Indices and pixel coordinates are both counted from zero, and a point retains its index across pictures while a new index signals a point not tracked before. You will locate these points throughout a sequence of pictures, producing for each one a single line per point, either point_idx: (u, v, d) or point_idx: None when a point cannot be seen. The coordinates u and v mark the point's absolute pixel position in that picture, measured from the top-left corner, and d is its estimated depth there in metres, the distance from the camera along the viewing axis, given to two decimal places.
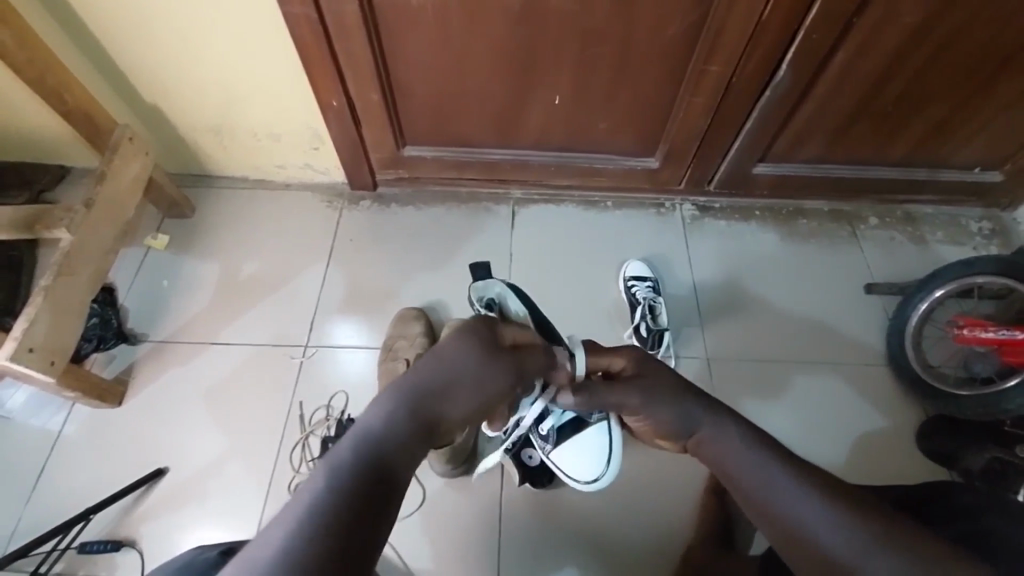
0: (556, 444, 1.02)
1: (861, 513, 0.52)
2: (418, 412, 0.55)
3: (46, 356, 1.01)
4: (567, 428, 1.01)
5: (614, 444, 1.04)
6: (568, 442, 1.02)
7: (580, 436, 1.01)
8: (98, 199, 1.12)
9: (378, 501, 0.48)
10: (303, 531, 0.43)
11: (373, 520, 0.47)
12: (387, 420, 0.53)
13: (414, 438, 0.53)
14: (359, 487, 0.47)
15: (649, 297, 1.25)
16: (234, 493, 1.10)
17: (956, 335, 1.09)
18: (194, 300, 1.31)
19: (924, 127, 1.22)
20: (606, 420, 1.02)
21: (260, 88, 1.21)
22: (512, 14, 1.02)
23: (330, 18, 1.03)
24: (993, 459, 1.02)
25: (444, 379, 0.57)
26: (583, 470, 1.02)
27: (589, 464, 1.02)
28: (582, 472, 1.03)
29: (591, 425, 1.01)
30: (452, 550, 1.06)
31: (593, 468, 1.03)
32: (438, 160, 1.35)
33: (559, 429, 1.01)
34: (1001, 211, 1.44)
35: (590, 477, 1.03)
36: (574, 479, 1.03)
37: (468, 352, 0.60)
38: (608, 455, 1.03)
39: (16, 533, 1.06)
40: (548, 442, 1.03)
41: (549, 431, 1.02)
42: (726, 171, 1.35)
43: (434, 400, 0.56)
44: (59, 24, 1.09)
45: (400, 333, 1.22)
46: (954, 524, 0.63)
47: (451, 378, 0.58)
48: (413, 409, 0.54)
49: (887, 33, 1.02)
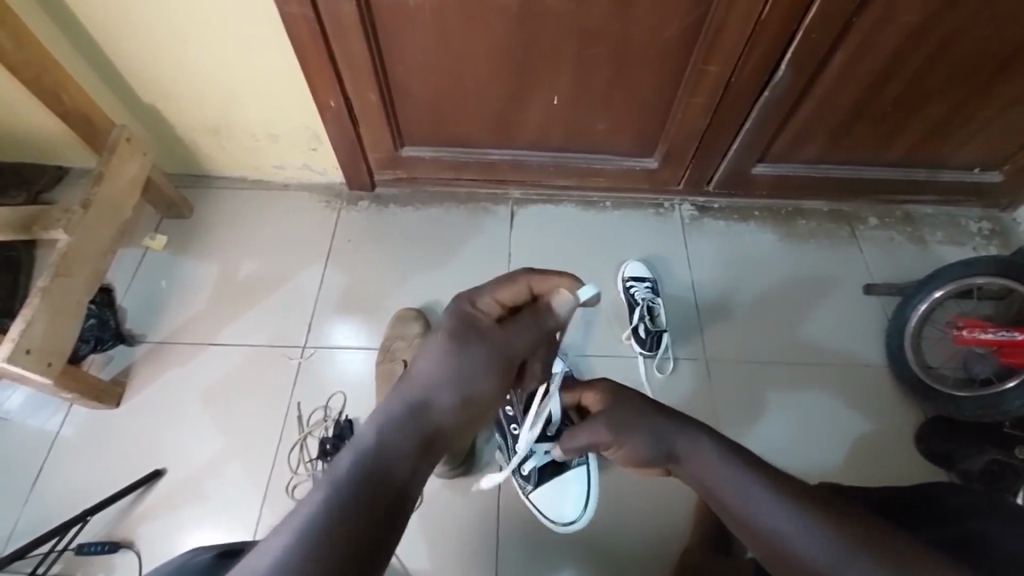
0: (537, 484, 1.05)
1: (858, 516, 0.52)
2: (419, 421, 0.52)
3: (43, 357, 1.01)
4: (547, 471, 1.05)
5: (593, 489, 1.06)
6: (548, 483, 1.05)
7: (560, 478, 1.05)
8: (96, 199, 1.12)
9: (388, 511, 0.46)
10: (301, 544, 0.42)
11: (380, 530, 0.45)
12: (377, 436, 0.50)
13: (416, 446, 0.51)
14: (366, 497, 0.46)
15: (648, 297, 1.26)
16: (232, 494, 1.10)
17: (956, 335, 1.09)
18: (193, 300, 1.31)
19: (924, 126, 1.22)
20: (585, 465, 1.07)
21: (259, 88, 1.21)
22: (509, 14, 1.02)
23: (327, 18, 1.03)
24: (992, 461, 1.04)
25: (441, 385, 0.54)
26: (565, 512, 1.05)
27: (567, 505, 1.05)
28: (561, 514, 1.05)
29: (571, 469, 1.06)
30: (449, 553, 1.05)
31: (570, 510, 1.05)
32: (436, 160, 1.34)
33: (540, 471, 1.05)
34: (1001, 211, 1.44)
35: (567, 519, 1.05)
36: (555, 522, 1.05)
37: (446, 345, 0.57)
38: (587, 497, 1.06)
39: (15, 533, 1.07)
40: (529, 482, 1.06)
41: (530, 471, 1.05)
42: (725, 171, 1.34)
43: (434, 407, 0.53)
44: (55, 23, 1.09)
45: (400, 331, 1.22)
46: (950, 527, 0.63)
47: (440, 378, 0.55)
48: (407, 416, 0.52)
49: (886, 33, 1.02)
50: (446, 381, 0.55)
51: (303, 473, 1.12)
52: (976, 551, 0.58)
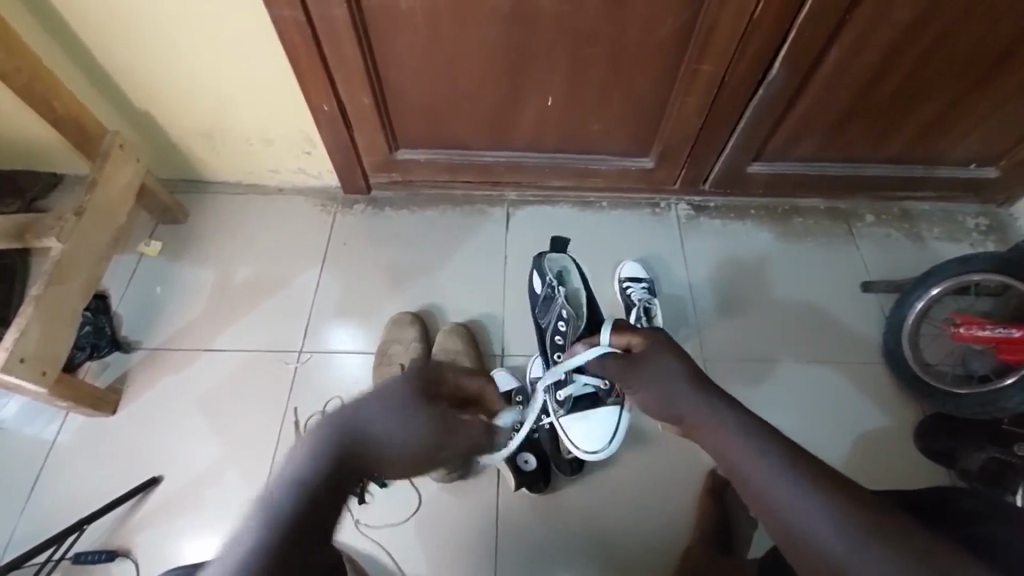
0: (570, 411, 1.04)
1: (853, 521, 0.52)
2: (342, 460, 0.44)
3: (37, 366, 1.00)
4: (584, 399, 1.04)
5: (622, 427, 1.05)
6: (582, 413, 1.04)
7: (594, 410, 1.04)
8: (89, 207, 1.11)
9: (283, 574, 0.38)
10: None
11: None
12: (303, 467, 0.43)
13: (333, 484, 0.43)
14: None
15: (645, 298, 1.24)
16: (231, 503, 1.09)
17: (953, 333, 1.08)
18: (188, 305, 1.30)
19: (920, 122, 1.21)
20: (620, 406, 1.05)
21: (251, 91, 1.20)
22: (501, 15, 1.02)
23: (318, 21, 1.03)
24: (990, 458, 1.03)
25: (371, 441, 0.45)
26: (588, 441, 1.03)
27: (595, 436, 1.03)
28: (587, 443, 1.04)
29: (605, 404, 1.05)
30: (448, 556, 1.05)
31: (594, 442, 1.04)
32: (431, 162, 1.34)
33: (577, 398, 1.04)
34: (998, 207, 1.43)
35: (590, 450, 1.04)
36: (581, 448, 1.04)
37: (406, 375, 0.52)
38: (613, 433, 1.04)
39: (12, 543, 1.06)
40: (563, 407, 1.04)
41: (566, 397, 1.03)
42: (721, 170, 1.34)
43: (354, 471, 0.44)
44: (46, 31, 1.09)
45: (449, 350, 1.19)
46: (950, 528, 0.63)
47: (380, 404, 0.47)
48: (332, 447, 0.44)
49: (880, 30, 1.02)
50: (390, 415, 0.47)
51: None
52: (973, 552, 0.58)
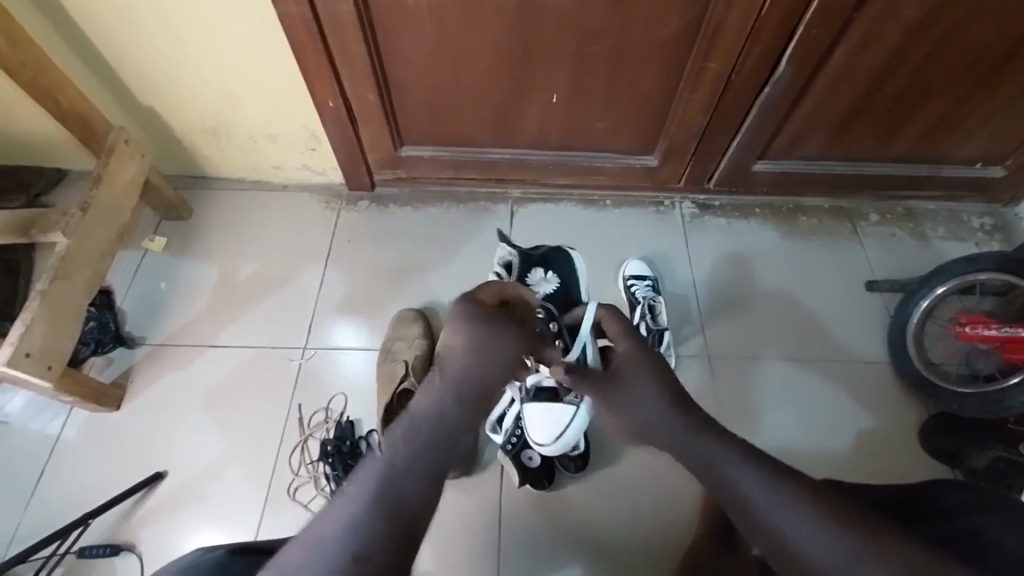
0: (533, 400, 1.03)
1: (848, 526, 0.53)
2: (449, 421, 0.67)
3: (43, 361, 1.00)
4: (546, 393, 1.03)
5: (576, 424, 1.00)
6: (542, 403, 1.02)
7: (553, 405, 1.01)
8: (94, 202, 1.12)
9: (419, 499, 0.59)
10: (366, 514, 0.55)
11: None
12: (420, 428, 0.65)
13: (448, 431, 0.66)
14: (396, 508, 0.56)
15: (649, 296, 1.24)
16: (236, 496, 1.10)
17: (959, 332, 1.08)
18: (193, 300, 1.30)
19: (927, 120, 1.21)
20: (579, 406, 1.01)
21: (258, 88, 1.21)
22: (508, 11, 1.01)
23: (324, 16, 1.02)
24: (996, 458, 1.02)
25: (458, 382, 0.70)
26: (541, 430, 1.01)
27: (546, 427, 1.01)
28: (544, 433, 1.01)
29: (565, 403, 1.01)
30: (457, 554, 1.05)
31: (548, 432, 1.01)
32: (436, 159, 1.34)
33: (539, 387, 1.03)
34: (1002, 207, 1.43)
35: (544, 439, 1.01)
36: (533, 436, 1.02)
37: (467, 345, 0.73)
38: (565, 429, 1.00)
39: (17, 536, 1.06)
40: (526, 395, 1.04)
41: (529, 387, 1.04)
42: (726, 167, 1.34)
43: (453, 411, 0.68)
44: (50, 23, 1.08)
45: None
46: (930, 526, 0.61)
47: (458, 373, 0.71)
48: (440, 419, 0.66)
49: (888, 28, 1.01)
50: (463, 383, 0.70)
51: (305, 474, 1.12)
52: (966, 548, 0.56)
